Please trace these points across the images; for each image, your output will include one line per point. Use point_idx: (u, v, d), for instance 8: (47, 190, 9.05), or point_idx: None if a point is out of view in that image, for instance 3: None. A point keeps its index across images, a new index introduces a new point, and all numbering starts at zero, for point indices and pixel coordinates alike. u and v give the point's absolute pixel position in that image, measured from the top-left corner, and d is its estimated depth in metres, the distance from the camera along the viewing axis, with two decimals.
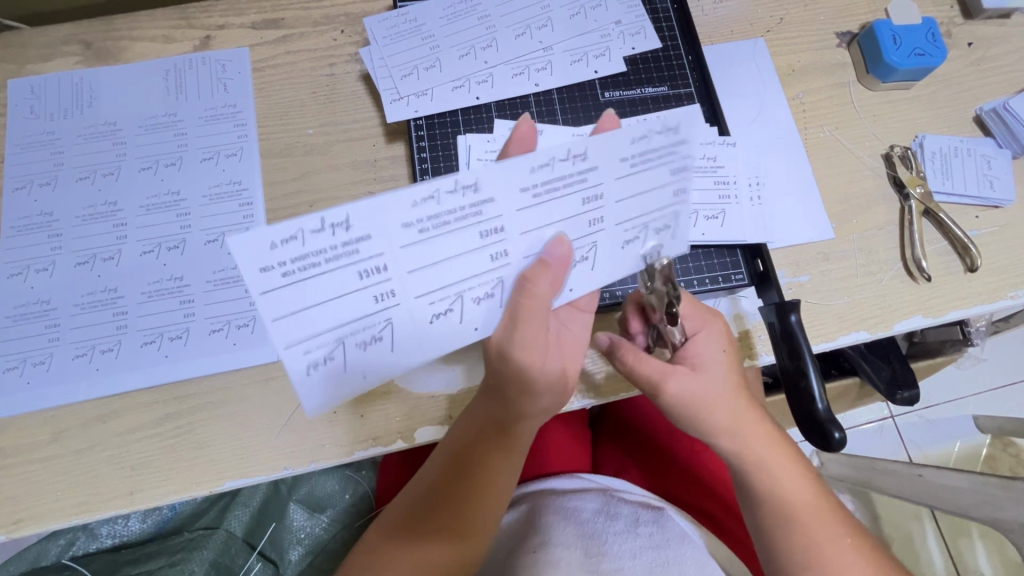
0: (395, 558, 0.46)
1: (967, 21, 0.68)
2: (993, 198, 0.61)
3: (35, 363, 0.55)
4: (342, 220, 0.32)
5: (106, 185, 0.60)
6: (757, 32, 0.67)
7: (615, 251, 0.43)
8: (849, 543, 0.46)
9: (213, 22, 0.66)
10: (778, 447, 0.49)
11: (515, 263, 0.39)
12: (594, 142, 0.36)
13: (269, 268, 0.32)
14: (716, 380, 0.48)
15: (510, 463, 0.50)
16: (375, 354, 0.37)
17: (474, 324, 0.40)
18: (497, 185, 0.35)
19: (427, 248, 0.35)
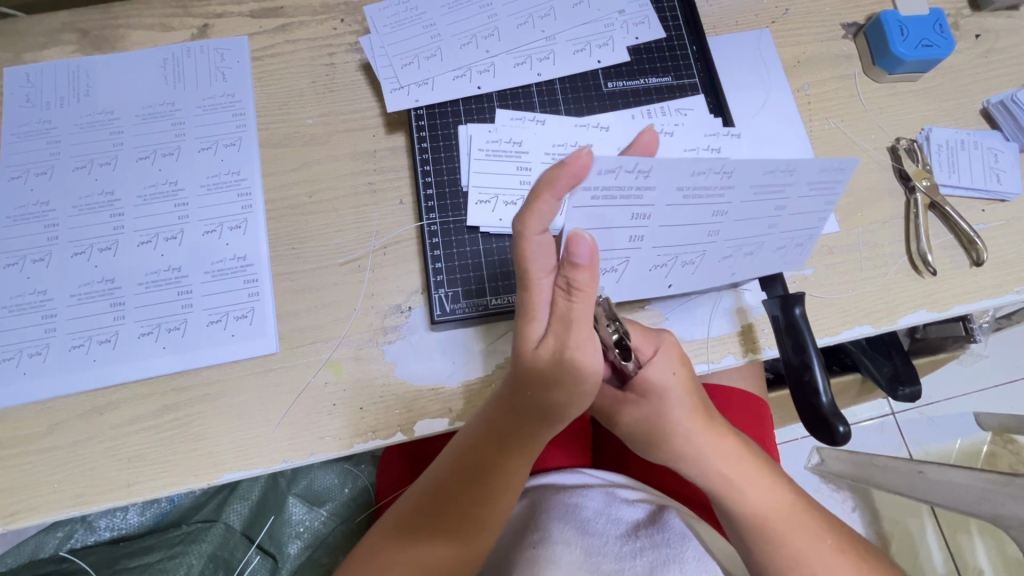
0: (400, 556, 0.47)
1: (974, 12, 0.68)
2: (1000, 191, 0.61)
3: (31, 354, 0.54)
4: (647, 168, 0.38)
5: (102, 175, 0.59)
6: (762, 23, 0.66)
7: (772, 253, 0.51)
8: (832, 546, 0.46)
9: (211, 10, 0.65)
10: (746, 459, 0.48)
11: (716, 242, 0.48)
12: (810, 163, 0.43)
13: (586, 190, 0.37)
14: (678, 405, 0.47)
15: (524, 463, 0.48)
16: (606, 278, 0.48)
17: (670, 282, 0.51)
18: (741, 176, 0.42)
19: (679, 209, 0.43)
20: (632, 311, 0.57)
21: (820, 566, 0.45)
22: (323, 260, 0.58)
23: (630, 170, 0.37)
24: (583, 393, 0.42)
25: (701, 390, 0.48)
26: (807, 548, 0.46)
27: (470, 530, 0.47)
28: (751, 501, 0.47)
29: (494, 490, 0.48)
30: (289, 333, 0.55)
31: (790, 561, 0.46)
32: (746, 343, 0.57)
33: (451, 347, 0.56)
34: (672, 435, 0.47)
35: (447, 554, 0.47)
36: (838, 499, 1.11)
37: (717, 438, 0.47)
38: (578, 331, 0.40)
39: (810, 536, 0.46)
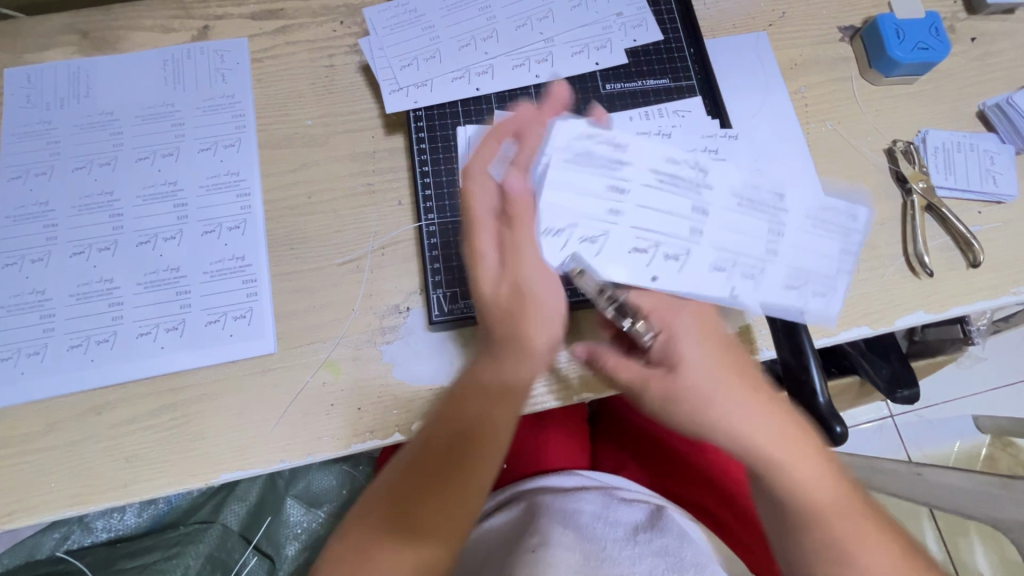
0: (368, 567, 0.38)
1: (970, 15, 0.68)
2: (996, 193, 0.61)
3: (29, 354, 0.54)
4: (622, 143, 0.47)
5: (102, 175, 0.59)
6: (760, 26, 0.66)
7: (778, 290, 0.48)
8: (889, 548, 0.41)
9: (211, 12, 0.65)
10: (791, 438, 0.43)
11: (704, 245, 0.48)
12: (795, 193, 0.50)
13: (567, 148, 0.47)
14: (708, 373, 0.44)
15: (511, 409, 0.44)
16: (583, 252, 0.47)
17: (652, 276, 0.47)
18: (716, 180, 0.48)
19: (659, 194, 0.48)
20: None
21: (881, 567, 0.40)
22: (322, 261, 0.58)
23: (600, 137, 0.47)
24: (547, 322, 0.45)
25: (734, 361, 0.45)
26: (860, 547, 0.41)
27: (456, 486, 0.41)
28: (795, 485, 0.42)
29: (481, 438, 0.42)
30: (287, 333, 0.56)
31: (840, 560, 0.41)
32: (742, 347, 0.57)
33: (449, 347, 0.56)
34: (705, 404, 0.43)
35: (421, 549, 0.39)
36: None
37: (754, 412, 0.43)
38: (517, 254, 0.44)
39: (863, 534, 0.41)
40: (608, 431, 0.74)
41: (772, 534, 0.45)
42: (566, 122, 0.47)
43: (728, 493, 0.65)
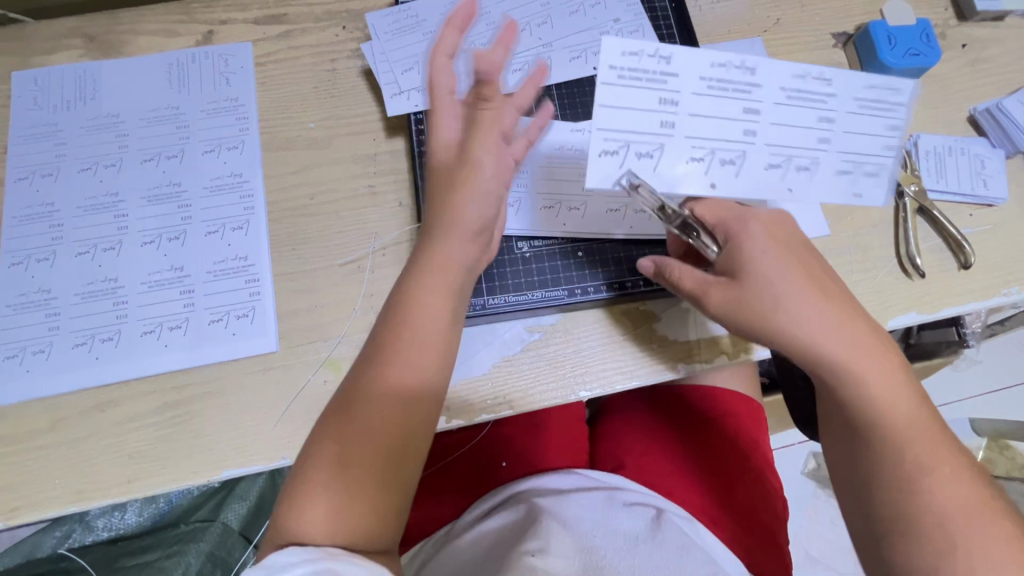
0: (333, 493, 0.39)
1: (961, 22, 0.69)
2: (987, 197, 0.62)
3: (34, 352, 0.55)
4: (666, 53, 0.41)
5: (107, 177, 0.60)
6: (755, 32, 0.68)
7: (829, 178, 0.45)
8: (958, 469, 0.41)
9: (216, 16, 0.66)
10: (864, 341, 0.43)
11: (758, 145, 0.43)
12: (840, 74, 0.44)
13: (612, 67, 0.40)
14: (783, 279, 0.44)
15: (443, 299, 0.45)
16: (643, 168, 0.42)
17: (712, 183, 0.44)
18: (766, 76, 0.43)
19: (711, 101, 0.42)
20: (626, 309, 0.58)
21: (948, 484, 0.40)
22: (324, 261, 0.59)
23: (652, 50, 0.41)
24: (478, 197, 0.46)
25: (803, 266, 0.46)
26: (930, 461, 0.41)
27: (402, 377, 0.43)
28: (866, 390, 0.43)
29: (417, 328, 0.44)
30: (289, 332, 0.56)
31: (908, 472, 0.41)
32: (730, 350, 0.57)
33: None
34: (773, 308, 0.44)
35: (363, 450, 0.40)
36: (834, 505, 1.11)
37: (828, 316, 0.44)
38: (471, 128, 0.45)
39: (933, 446, 0.41)
40: (606, 430, 0.75)
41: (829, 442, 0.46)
42: (608, 39, 0.40)
43: (723, 489, 0.66)
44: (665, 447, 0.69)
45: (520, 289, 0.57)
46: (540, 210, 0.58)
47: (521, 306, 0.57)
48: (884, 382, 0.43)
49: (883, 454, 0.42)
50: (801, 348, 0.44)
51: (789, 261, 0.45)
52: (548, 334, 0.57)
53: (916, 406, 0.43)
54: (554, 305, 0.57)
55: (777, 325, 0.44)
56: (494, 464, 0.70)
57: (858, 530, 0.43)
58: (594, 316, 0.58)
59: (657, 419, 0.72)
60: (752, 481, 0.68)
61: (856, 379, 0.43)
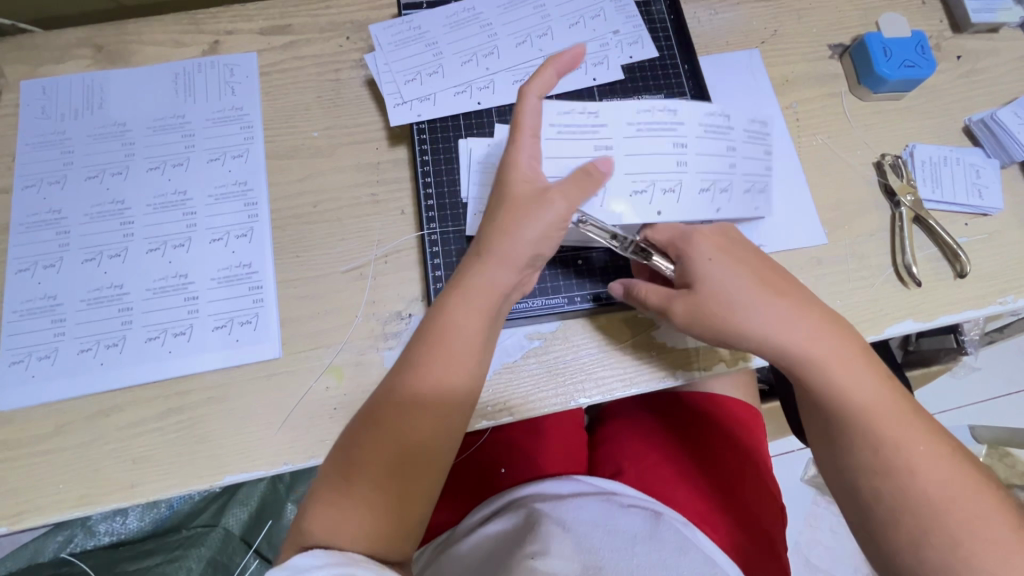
0: (352, 496, 0.42)
1: (956, 34, 0.70)
2: (982, 206, 0.63)
3: (40, 357, 0.56)
4: (593, 109, 0.54)
5: (114, 184, 0.61)
6: (752, 44, 0.69)
7: (740, 195, 0.57)
8: (927, 448, 0.44)
9: (222, 27, 0.67)
10: (825, 338, 0.47)
11: (689, 173, 0.55)
12: (731, 110, 0.57)
13: (551, 125, 0.53)
14: (740, 284, 0.49)
15: (475, 320, 0.46)
16: (597, 203, 0.53)
17: (658, 209, 0.54)
18: (682, 117, 0.55)
19: (640, 142, 0.54)
20: (625, 316, 0.58)
21: (922, 463, 0.44)
22: (326, 268, 0.59)
23: (584, 109, 0.54)
24: (532, 231, 0.47)
25: (756, 270, 0.50)
26: (906, 446, 0.44)
27: (434, 400, 0.44)
28: (834, 386, 0.46)
29: (454, 352, 0.45)
30: (292, 339, 0.57)
31: (882, 458, 0.44)
32: (726, 357, 0.58)
33: None
34: (733, 314, 0.48)
35: (383, 458, 0.42)
36: (834, 512, 1.11)
37: (782, 316, 0.48)
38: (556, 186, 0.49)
39: (905, 430, 0.45)
40: (604, 438, 0.75)
41: (810, 432, 0.50)
42: (547, 103, 0.53)
43: (721, 495, 0.66)
44: (664, 453, 0.70)
45: (520, 297, 0.58)
46: None
47: (521, 314, 0.57)
48: (844, 371, 0.46)
49: (855, 439, 0.46)
50: (763, 349, 0.48)
51: (739, 266, 0.50)
52: (548, 341, 0.57)
53: (879, 388, 0.46)
54: (554, 312, 0.58)
55: (740, 329, 0.48)
56: (493, 470, 0.70)
57: (851, 514, 0.47)
58: (593, 323, 0.58)
59: (655, 426, 0.72)
60: (751, 487, 0.68)
61: (820, 375, 0.47)
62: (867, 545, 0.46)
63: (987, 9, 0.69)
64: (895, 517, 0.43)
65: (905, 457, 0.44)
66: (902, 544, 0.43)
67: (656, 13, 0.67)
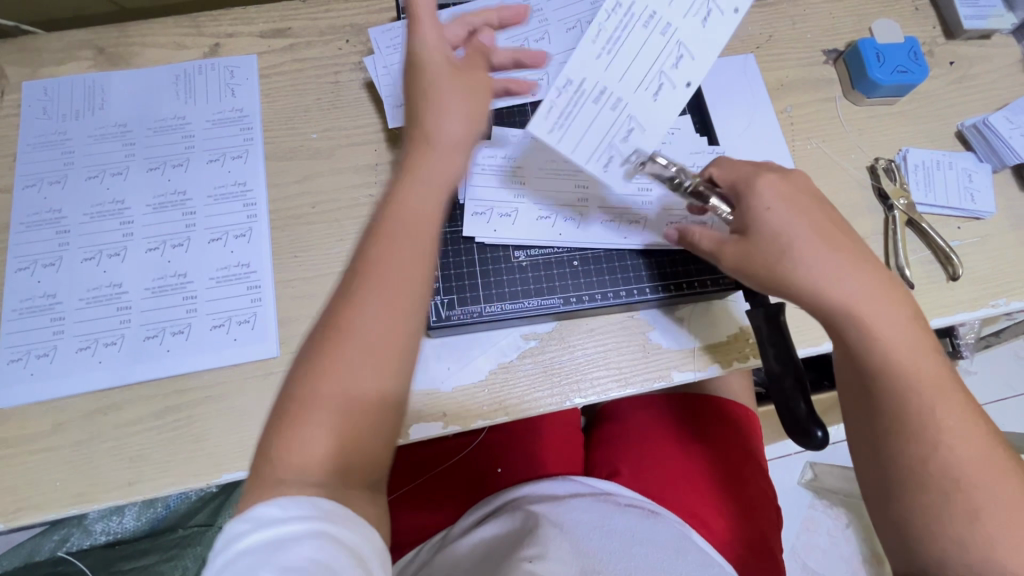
0: (317, 410, 0.39)
1: (949, 40, 0.71)
2: (975, 210, 0.63)
3: (39, 355, 0.56)
4: (564, 76, 0.49)
5: (114, 184, 0.61)
6: (748, 49, 0.69)
7: (733, 3, 0.50)
8: (964, 417, 0.44)
9: (223, 30, 0.68)
10: (883, 290, 0.46)
11: (679, 26, 0.50)
12: None
13: (545, 121, 0.49)
14: (798, 235, 0.47)
15: (425, 205, 0.45)
16: (640, 136, 0.51)
17: (685, 83, 0.51)
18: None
19: (620, 49, 0.50)
20: (621, 317, 0.59)
21: (957, 430, 0.43)
22: (325, 268, 0.60)
23: (554, 87, 0.49)
24: (448, 108, 0.46)
25: (818, 219, 0.48)
26: (944, 410, 0.44)
27: (401, 290, 0.42)
28: (889, 337, 0.45)
29: (407, 238, 0.44)
30: (289, 338, 0.57)
31: (922, 419, 0.43)
32: (721, 359, 0.58)
33: (445, 352, 0.57)
34: (786, 258, 0.47)
35: (352, 366, 0.40)
36: (831, 516, 1.11)
37: (838, 269, 0.46)
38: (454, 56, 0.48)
39: (945, 394, 0.44)
40: (600, 439, 0.76)
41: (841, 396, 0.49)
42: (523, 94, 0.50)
43: (716, 496, 0.66)
44: (660, 455, 0.70)
45: (516, 297, 0.58)
46: (534, 220, 0.59)
47: (517, 314, 0.57)
48: (898, 334, 0.45)
49: (891, 402, 0.44)
50: (812, 299, 0.46)
51: (803, 219, 0.48)
52: (543, 342, 0.58)
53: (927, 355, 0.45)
54: (550, 313, 0.58)
55: (790, 277, 0.46)
56: (490, 471, 0.71)
57: (869, 477, 0.46)
58: (589, 324, 0.59)
59: (650, 427, 0.73)
60: (747, 488, 0.68)
61: (872, 326, 0.45)
62: (874, 507, 0.46)
63: (979, 16, 0.70)
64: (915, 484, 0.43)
65: (936, 428, 0.43)
66: (917, 512, 0.43)
67: None
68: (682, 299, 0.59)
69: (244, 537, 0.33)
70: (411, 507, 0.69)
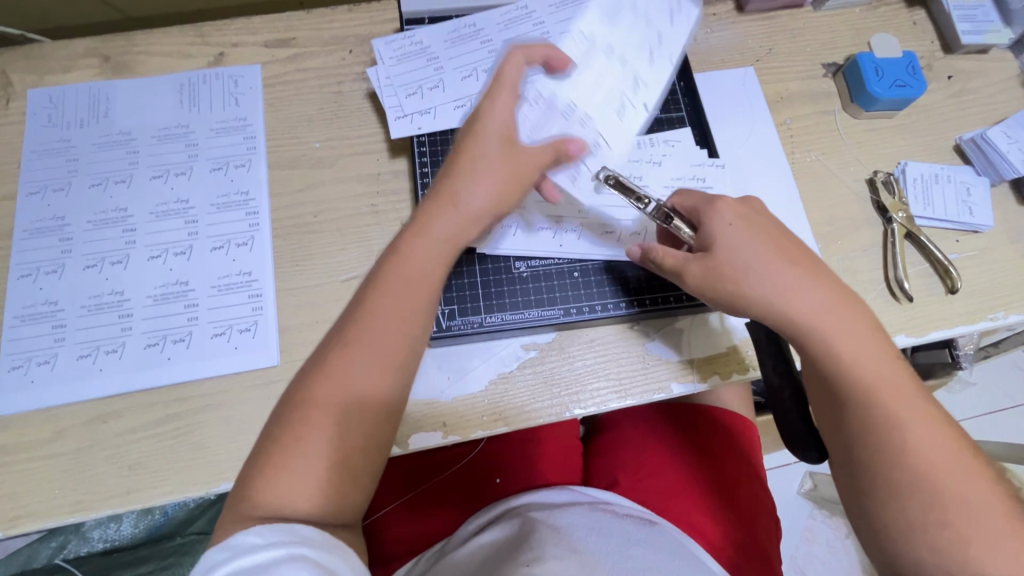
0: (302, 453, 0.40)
1: (947, 54, 0.72)
2: (973, 223, 0.64)
3: (39, 362, 0.56)
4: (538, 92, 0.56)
5: (117, 193, 0.62)
6: (747, 62, 0.70)
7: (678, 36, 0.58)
8: (930, 426, 0.44)
9: (227, 39, 0.69)
10: (839, 307, 0.47)
11: (633, 61, 0.58)
12: None
13: (525, 126, 0.55)
14: (755, 252, 0.48)
15: (432, 258, 0.47)
16: (608, 150, 0.56)
17: (644, 103, 0.57)
18: (593, 34, 0.58)
19: (585, 72, 0.57)
20: (620, 328, 0.59)
21: (924, 441, 0.43)
22: (326, 277, 0.60)
23: (528, 99, 0.55)
24: (475, 179, 0.49)
25: (771, 237, 0.49)
26: (911, 422, 0.44)
27: (392, 346, 0.44)
28: (845, 355, 0.46)
29: (401, 287, 0.46)
30: (290, 347, 0.57)
31: (884, 432, 0.44)
32: (720, 370, 0.58)
33: (445, 362, 0.57)
34: (744, 279, 0.48)
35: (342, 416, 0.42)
36: (831, 526, 1.11)
37: (795, 286, 0.47)
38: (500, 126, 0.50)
39: (911, 405, 0.44)
40: (598, 450, 0.76)
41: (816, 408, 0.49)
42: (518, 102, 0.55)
43: (715, 507, 0.66)
44: (659, 464, 0.70)
45: (517, 308, 0.58)
46: (535, 232, 0.59)
47: (517, 325, 0.58)
48: (856, 353, 0.46)
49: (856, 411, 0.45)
50: (770, 317, 0.48)
51: (757, 236, 0.49)
52: (544, 352, 0.58)
53: (888, 365, 0.46)
54: (550, 324, 0.58)
55: (749, 294, 0.48)
56: (490, 480, 0.70)
57: (846, 485, 0.46)
58: (589, 335, 0.59)
59: (649, 438, 0.73)
60: (745, 498, 0.68)
61: (827, 345, 0.46)
62: (856, 515, 0.46)
63: (977, 30, 0.71)
64: (888, 490, 0.43)
65: (902, 439, 0.43)
66: (901, 521, 0.42)
67: None
68: (679, 310, 0.59)
69: (222, 566, 0.34)
70: (409, 517, 0.69)
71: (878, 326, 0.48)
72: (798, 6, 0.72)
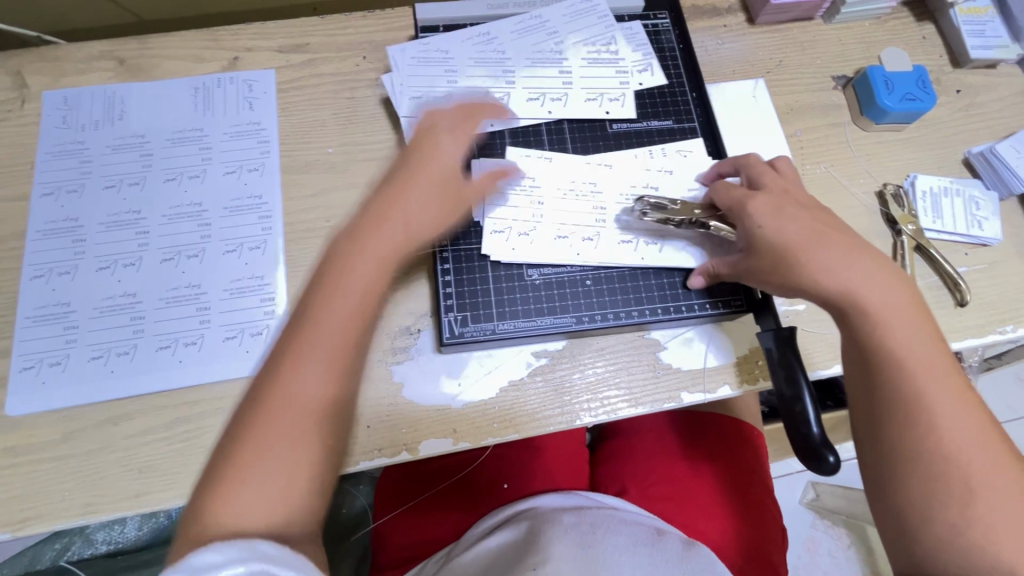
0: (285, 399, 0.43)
1: (955, 69, 0.72)
2: (982, 237, 0.64)
3: (51, 363, 0.56)
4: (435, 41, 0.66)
5: (131, 195, 0.62)
6: (758, 73, 0.70)
7: (581, 102, 0.65)
8: (961, 408, 0.44)
9: (242, 44, 0.69)
10: (888, 284, 0.48)
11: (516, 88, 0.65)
12: (572, 42, 0.67)
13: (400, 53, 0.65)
14: (804, 233, 0.50)
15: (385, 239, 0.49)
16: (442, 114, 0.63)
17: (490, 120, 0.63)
18: (515, 52, 0.66)
19: (478, 68, 0.65)
20: (632, 336, 0.59)
21: (949, 420, 0.44)
22: None
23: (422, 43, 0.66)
24: (415, 195, 0.51)
25: (816, 221, 0.51)
26: (942, 400, 0.44)
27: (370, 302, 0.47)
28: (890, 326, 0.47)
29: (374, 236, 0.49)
30: None
31: (917, 406, 0.44)
32: (731, 379, 0.58)
33: (457, 369, 0.57)
34: (791, 251, 0.50)
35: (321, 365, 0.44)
36: (832, 536, 1.11)
37: (839, 260, 0.49)
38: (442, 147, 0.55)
39: (948, 385, 0.45)
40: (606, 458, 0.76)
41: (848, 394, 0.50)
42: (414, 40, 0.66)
43: (723, 515, 0.66)
44: (666, 472, 0.70)
45: (529, 314, 0.58)
46: (553, 241, 0.59)
47: (531, 332, 0.57)
48: (900, 327, 0.47)
49: (886, 383, 0.46)
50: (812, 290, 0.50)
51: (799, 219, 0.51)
52: (555, 360, 0.58)
53: (933, 345, 0.46)
54: (563, 332, 0.58)
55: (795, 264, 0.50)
56: (496, 485, 0.71)
57: (868, 473, 0.47)
58: (599, 343, 0.59)
59: (657, 445, 0.73)
60: (753, 506, 0.68)
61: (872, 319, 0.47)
62: (876, 507, 0.46)
63: (985, 45, 0.71)
64: (912, 470, 0.44)
65: (930, 416, 0.44)
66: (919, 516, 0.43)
67: (665, 41, 0.69)
68: (693, 318, 0.59)
69: None
70: (415, 521, 0.69)
71: (924, 306, 0.48)
72: (808, 19, 0.73)
